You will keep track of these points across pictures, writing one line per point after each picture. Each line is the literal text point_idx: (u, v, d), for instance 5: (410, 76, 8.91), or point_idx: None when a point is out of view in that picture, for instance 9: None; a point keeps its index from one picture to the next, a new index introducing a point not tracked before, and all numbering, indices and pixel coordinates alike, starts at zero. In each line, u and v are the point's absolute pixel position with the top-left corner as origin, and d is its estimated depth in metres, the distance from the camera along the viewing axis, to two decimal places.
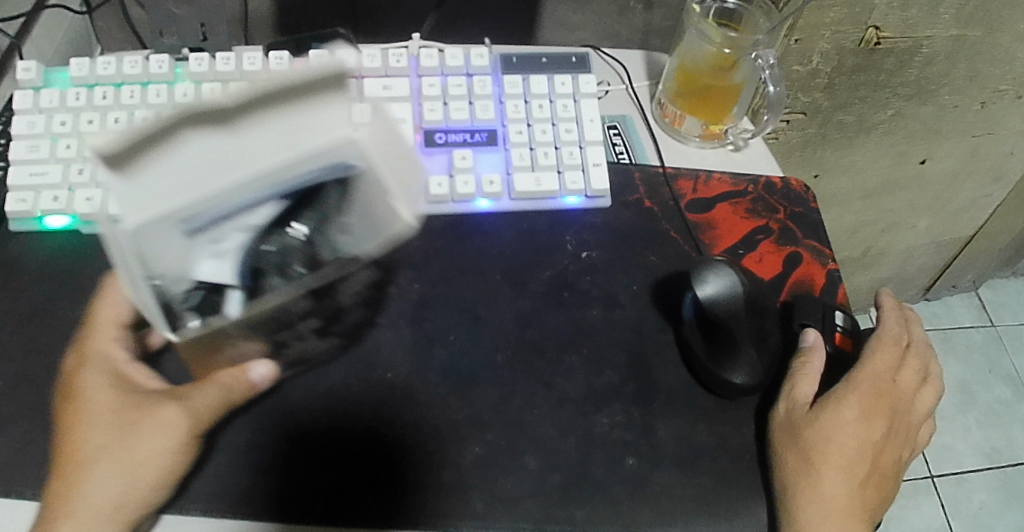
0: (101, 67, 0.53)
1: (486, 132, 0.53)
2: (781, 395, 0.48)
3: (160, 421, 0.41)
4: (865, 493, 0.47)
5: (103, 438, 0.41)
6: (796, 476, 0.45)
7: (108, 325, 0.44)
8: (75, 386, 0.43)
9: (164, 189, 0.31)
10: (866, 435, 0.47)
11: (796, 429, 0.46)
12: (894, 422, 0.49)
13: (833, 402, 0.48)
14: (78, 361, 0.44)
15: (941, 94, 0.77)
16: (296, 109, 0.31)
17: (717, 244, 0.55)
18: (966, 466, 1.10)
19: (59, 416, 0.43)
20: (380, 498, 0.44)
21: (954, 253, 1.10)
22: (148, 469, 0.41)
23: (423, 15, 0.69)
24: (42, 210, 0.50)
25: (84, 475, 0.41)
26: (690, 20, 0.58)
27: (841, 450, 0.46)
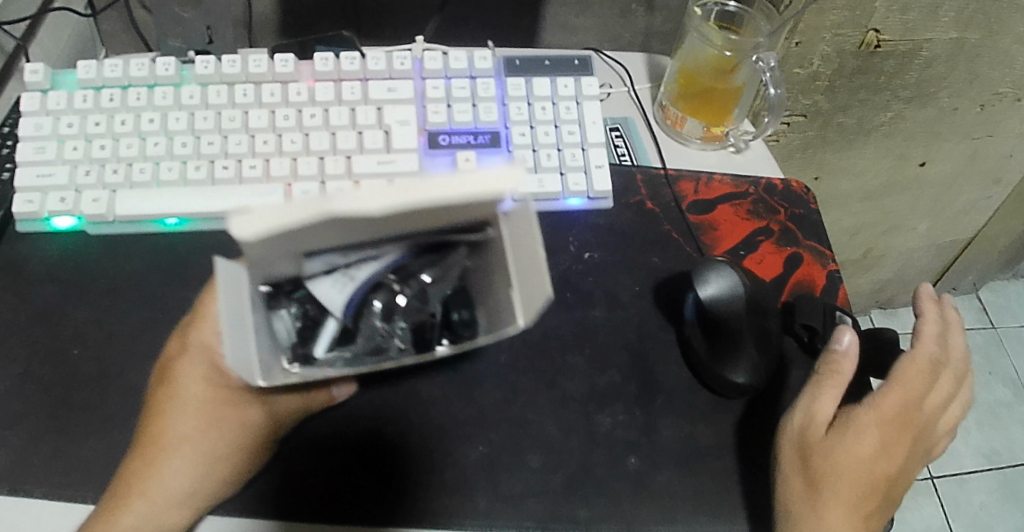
0: (108, 69, 0.53)
1: (489, 134, 0.53)
2: (799, 407, 0.46)
3: (247, 423, 0.43)
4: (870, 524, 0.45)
5: (190, 427, 0.43)
6: (797, 501, 0.43)
7: (212, 317, 0.43)
8: (173, 373, 0.43)
9: (309, 237, 0.33)
10: (880, 462, 0.45)
11: (807, 451, 0.44)
12: (913, 447, 0.47)
13: (852, 426, 0.45)
14: (179, 348, 0.44)
15: (941, 97, 0.77)
16: (450, 207, 0.32)
17: (719, 245, 0.56)
18: (966, 467, 1.11)
19: (150, 399, 0.44)
20: (381, 493, 0.44)
21: (954, 255, 1.10)
22: (223, 465, 0.43)
23: (426, 17, 0.70)
24: (49, 211, 0.50)
25: (167, 460, 0.42)
26: (692, 24, 0.59)
27: (853, 481, 0.44)
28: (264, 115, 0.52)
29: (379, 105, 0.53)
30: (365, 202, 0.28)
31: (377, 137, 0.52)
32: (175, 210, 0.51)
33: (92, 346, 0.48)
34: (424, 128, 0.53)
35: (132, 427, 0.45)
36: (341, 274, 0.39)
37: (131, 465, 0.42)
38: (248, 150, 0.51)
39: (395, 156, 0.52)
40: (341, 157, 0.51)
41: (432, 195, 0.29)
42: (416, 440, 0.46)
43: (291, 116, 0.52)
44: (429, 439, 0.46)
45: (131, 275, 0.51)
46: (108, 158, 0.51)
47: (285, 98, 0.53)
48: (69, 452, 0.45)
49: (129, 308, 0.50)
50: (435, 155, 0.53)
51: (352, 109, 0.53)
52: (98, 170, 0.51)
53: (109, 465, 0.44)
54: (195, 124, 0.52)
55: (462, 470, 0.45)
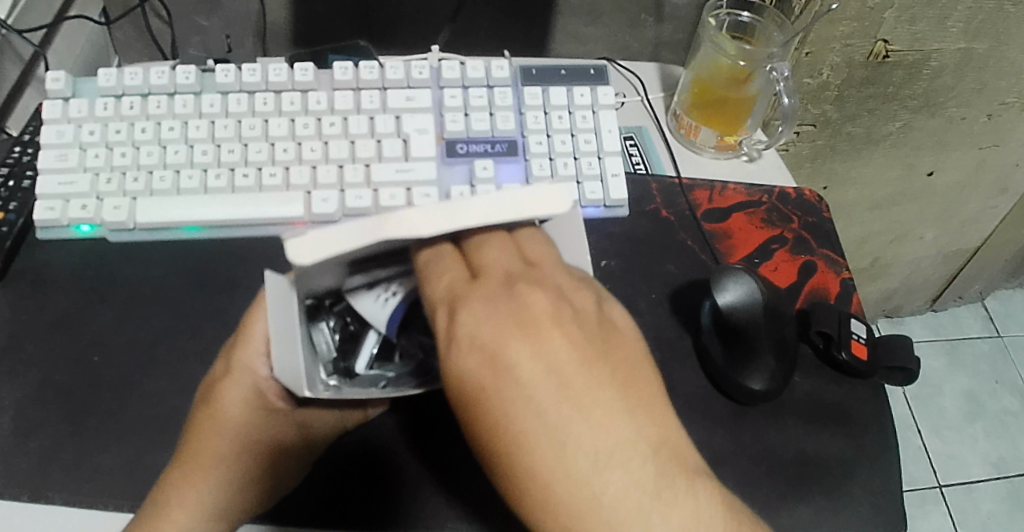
0: (128, 77, 0.53)
1: (506, 143, 0.54)
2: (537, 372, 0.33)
3: (285, 443, 0.44)
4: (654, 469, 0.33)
5: (229, 448, 0.43)
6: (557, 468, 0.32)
7: (257, 341, 0.43)
8: (215, 395, 0.43)
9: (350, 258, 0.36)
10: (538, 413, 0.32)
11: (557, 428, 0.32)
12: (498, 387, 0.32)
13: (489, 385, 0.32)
14: (225, 369, 0.43)
15: (949, 106, 0.78)
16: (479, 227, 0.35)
17: (734, 253, 0.56)
18: (974, 475, 1.11)
19: (194, 418, 0.43)
20: (389, 496, 0.44)
21: (961, 264, 1.11)
22: (258, 484, 0.43)
23: (438, 27, 0.71)
24: (71, 218, 0.51)
25: (209, 478, 0.42)
26: (707, 34, 0.59)
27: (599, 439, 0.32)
28: (283, 123, 0.53)
29: (397, 114, 0.54)
30: (418, 224, 0.32)
31: (395, 146, 0.53)
32: (198, 219, 0.51)
33: (112, 352, 0.48)
34: (442, 137, 0.54)
35: (154, 432, 0.46)
36: (382, 290, 0.40)
37: (171, 479, 0.42)
38: (268, 158, 0.52)
39: (414, 164, 0.52)
40: (360, 165, 0.52)
41: (478, 216, 0.33)
42: (421, 442, 0.46)
43: (311, 124, 0.53)
44: (435, 441, 0.46)
45: (152, 282, 0.51)
46: (129, 166, 0.51)
47: (305, 107, 0.54)
48: (91, 457, 0.45)
49: (150, 314, 0.50)
50: (453, 163, 0.53)
51: (370, 118, 0.54)
52: (119, 177, 0.51)
53: (131, 471, 0.45)
54: (215, 132, 0.52)
55: (470, 471, 0.45)
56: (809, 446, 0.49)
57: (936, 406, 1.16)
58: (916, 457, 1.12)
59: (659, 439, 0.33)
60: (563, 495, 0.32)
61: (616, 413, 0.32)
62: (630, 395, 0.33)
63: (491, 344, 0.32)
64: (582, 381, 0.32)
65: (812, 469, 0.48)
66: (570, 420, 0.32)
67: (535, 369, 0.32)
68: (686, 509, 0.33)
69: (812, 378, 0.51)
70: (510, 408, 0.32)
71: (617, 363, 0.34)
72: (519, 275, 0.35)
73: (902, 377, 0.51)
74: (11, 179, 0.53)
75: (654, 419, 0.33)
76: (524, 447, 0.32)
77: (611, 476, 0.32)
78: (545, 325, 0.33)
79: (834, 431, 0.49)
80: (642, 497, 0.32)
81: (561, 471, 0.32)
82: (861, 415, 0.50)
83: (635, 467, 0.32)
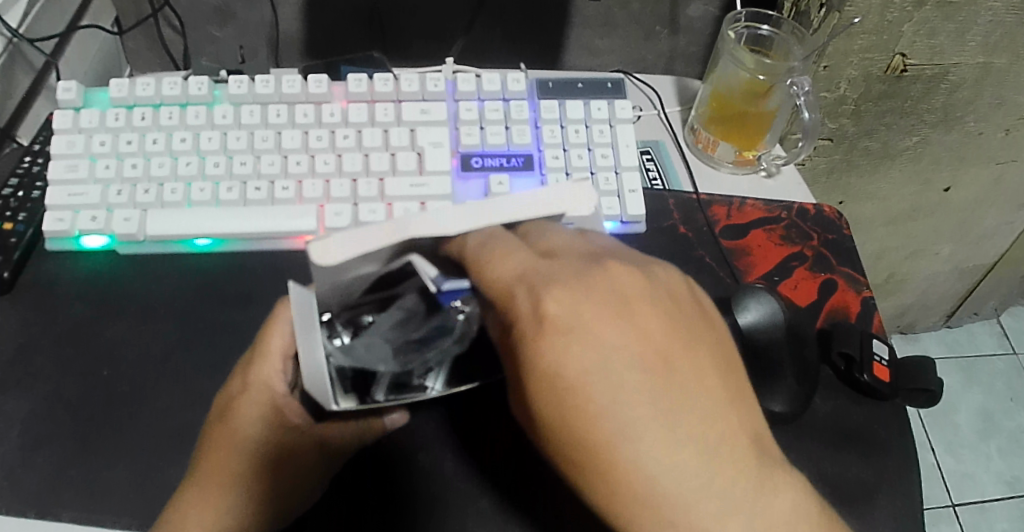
0: (140, 88, 0.53)
1: (522, 157, 0.53)
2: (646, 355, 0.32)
3: (303, 461, 0.43)
4: (757, 466, 0.32)
5: (244, 466, 0.42)
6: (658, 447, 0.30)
7: (273, 356, 0.43)
8: (231, 411, 0.43)
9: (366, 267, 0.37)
10: (637, 388, 0.31)
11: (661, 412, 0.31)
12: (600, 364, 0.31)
13: (582, 348, 0.31)
14: (241, 386, 0.43)
15: (967, 121, 0.77)
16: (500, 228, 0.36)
17: (754, 270, 0.55)
18: (989, 494, 1.09)
19: (208, 434, 0.43)
20: (414, 503, 0.44)
21: (976, 279, 1.09)
22: (276, 500, 0.42)
23: (452, 39, 0.70)
24: (80, 230, 0.50)
25: (227, 492, 0.42)
26: (726, 48, 0.58)
27: (699, 423, 0.31)
28: (297, 136, 0.52)
29: (412, 127, 0.53)
30: (443, 223, 0.33)
31: (410, 159, 0.52)
32: (217, 232, 0.50)
33: (121, 367, 0.48)
34: (456, 150, 0.53)
35: (163, 449, 0.45)
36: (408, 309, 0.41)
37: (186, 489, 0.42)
38: (281, 171, 0.51)
39: (427, 179, 0.51)
40: (374, 179, 0.51)
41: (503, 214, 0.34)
42: (442, 449, 0.45)
43: (325, 137, 0.52)
44: (454, 458, 0.45)
45: (163, 294, 0.50)
46: (140, 177, 0.51)
47: (319, 119, 0.53)
48: (99, 474, 0.44)
49: (160, 329, 0.49)
50: (467, 178, 0.52)
51: (384, 131, 0.53)
52: (129, 189, 0.51)
53: (140, 487, 0.44)
54: (228, 144, 0.51)
55: (488, 492, 0.44)
56: (830, 469, 0.47)
57: (951, 423, 1.15)
58: (931, 475, 1.10)
59: (756, 432, 0.33)
60: (666, 487, 0.30)
61: (714, 400, 0.32)
62: (726, 383, 0.33)
63: (588, 321, 0.32)
64: (681, 364, 0.32)
65: (832, 494, 0.46)
66: (678, 403, 0.31)
67: (636, 351, 0.32)
68: (788, 508, 0.32)
69: (833, 399, 0.50)
70: (608, 383, 0.31)
71: (709, 351, 0.34)
72: (600, 257, 0.35)
73: (924, 400, 0.50)
74: (21, 190, 0.52)
75: (742, 409, 0.33)
76: (629, 435, 0.30)
77: (716, 465, 0.31)
78: (640, 306, 0.33)
79: (856, 453, 0.48)
80: (745, 492, 0.31)
81: (663, 457, 0.30)
82: (883, 437, 0.49)
83: (739, 450, 0.32)
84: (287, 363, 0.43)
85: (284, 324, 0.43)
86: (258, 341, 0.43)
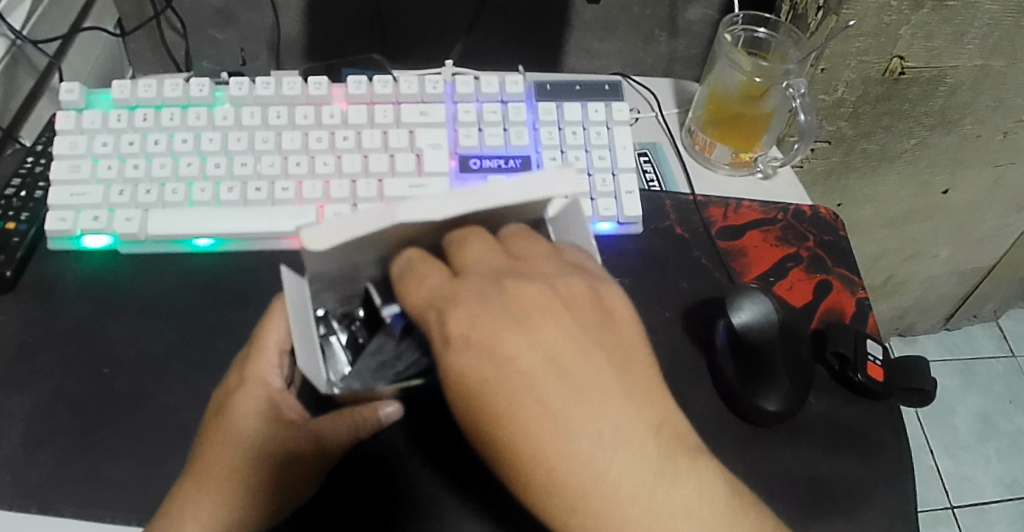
0: (142, 89, 0.53)
1: (520, 158, 0.54)
2: (545, 360, 0.33)
3: (299, 455, 0.43)
4: (660, 452, 0.33)
5: (238, 460, 0.42)
6: (556, 445, 0.32)
7: (270, 352, 0.43)
8: (227, 406, 0.43)
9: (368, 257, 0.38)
10: (532, 391, 0.33)
11: (556, 411, 0.33)
12: (496, 372, 0.33)
13: (478, 357, 0.33)
14: (238, 379, 0.43)
15: (965, 124, 0.77)
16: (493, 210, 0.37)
17: (750, 271, 0.55)
18: (987, 496, 1.09)
19: (205, 429, 0.43)
20: (408, 500, 0.44)
21: (975, 282, 1.09)
22: (270, 495, 0.42)
23: (452, 42, 0.71)
24: (82, 229, 0.51)
25: (221, 485, 0.42)
26: (723, 51, 0.59)
27: (596, 419, 0.33)
28: (297, 137, 0.53)
29: (411, 128, 0.54)
30: (430, 210, 0.34)
31: (408, 160, 0.52)
32: (217, 231, 0.51)
33: (122, 365, 0.48)
34: (454, 151, 0.54)
35: (162, 446, 0.45)
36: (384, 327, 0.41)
37: (183, 487, 0.42)
38: (280, 171, 0.52)
39: (426, 179, 0.52)
40: (373, 180, 0.52)
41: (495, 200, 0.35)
42: (437, 445, 0.46)
43: (324, 138, 0.53)
44: (446, 459, 0.45)
45: (163, 294, 0.51)
46: (141, 178, 0.51)
47: (318, 120, 0.53)
48: (99, 470, 0.44)
49: (160, 327, 0.50)
50: (466, 178, 0.53)
51: (383, 132, 0.53)
52: (131, 189, 0.51)
53: (140, 483, 0.44)
54: (228, 145, 0.52)
55: (480, 493, 0.45)
56: (824, 469, 0.48)
57: (950, 425, 1.15)
58: (929, 477, 1.10)
59: (658, 419, 0.34)
60: (565, 479, 0.32)
61: (612, 395, 0.34)
62: (623, 376, 0.35)
63: (487, 335, 0.33)
64: (578, 365, 0.34)
65: (826, 493, 0.47)
66: (573, 404, 0.33)
67: (531, 358, 0.33)
68: (692, 488, 0.34)
69: (828, 398, 0.51)
70: (503, 390, 0.33)
71: (613, 348, 0.35)
72: (509, 268, 0.36)
73: (918, 400, 0.51)
74: (23, 190, 0.53)
75: (647, 400, 0.34)
76: (525, 434, 0.32)
77: (616, 456, 0.33)
78: (539, 316, 0.35)
79: (850, 453, 0.49)
80: (645, 477, 0.33)
81: (560, 453, 0.32)
82: (876, 436, 0.49)
83: (639, 439, 0.33)
84: (282, 358, 0.44)
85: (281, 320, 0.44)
86: (254, 338, 0.44)
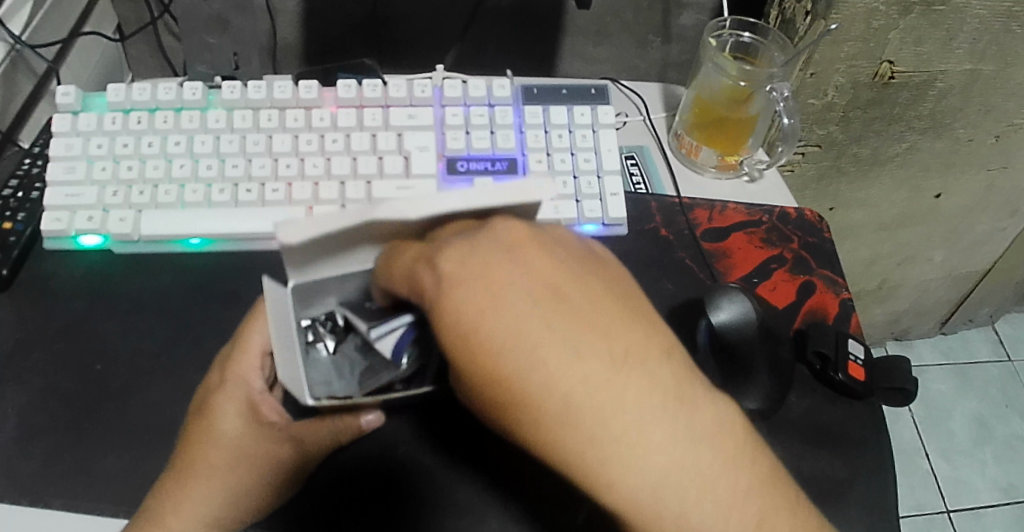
0: (137, 92, 0.54)
1: (506, 160, 0.55)
2: (540, 291, 0.31)
3: (278, 458, 0.44)
4: (675, 374, 0.31)
5: (219, 460, 0.43)
6: (564, 374, 0.30)
7: (252, 353, 0.45)
8: (210, 406, 0.44)
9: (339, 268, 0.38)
10: (534, 320, 0.30)
11: (561, 339, 0.30)
12: (493, 307, 0.30)
13: (470, 288, 0.30)
14: (220, 380, 0.45)
15: (956, 128, 0.78)
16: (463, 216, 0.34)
17: (733, 272, 0.56)
18: (983, 501, 1.09)
19: (188, 429, 0.44)
20: (398, 494, 0.46)
21: (970, 286, 1.10)
22: (251, 496, 0.43)
23: (447, 47, 0.72)
24: (77, 229, 0.52)
25: (202, 485, 0.43)
26: (708, 55, 0.60)
27: (605, 347, 0.30)
28: (287, 140, 0.53)
29: (400, 131, 0.55)
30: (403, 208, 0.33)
31: (397, 162, 0.53)
32: (208, 232, 0.52)
33: (114, 362, 0.49)
34: (442, 154, 0.55)
35: (151, 441, 0.46)
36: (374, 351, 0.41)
37: (169, 487, 0.43)
38: (271, 173, 0.53)
39: (414, 182, 0.53)
40: (361, 182, 0.53)
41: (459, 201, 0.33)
42: (426, 443, 0.47)
43: (314, 141, 0.54)
44: (434, 457, 0.47)
45: (155, 292, 0.52)
46: (135, 180, 0.52)
47: (308, 123, 0.54)
48: (90, 464, 0.45)
49: (152, 325, 0.51)
50: (454, 181, 0.54)
51: (373, 135, 0.54)
52: (125, 191, 0.52)
53: (129, 477, 0.45)
54: (220, 147, 0.53)
55: (467, 488, 0.46)
56: (804, 466, 0.48)
57: (945, 430, 1.15)
58: (924, 481, 1.10)
59: (668, 344, 0.32)
60: (579, 408, 0.29)
61: (618, 322, 0.31)
62: (627, 304, 0.32)
63: (480, 267, 0.31)
64: (578, 295, 0.31)
65: (805, 489, 0.47)
66: (579, 332, 0.30)
67: (528, 285, 0.31)
68: (710, 413, 0.31)
69: (809, 397, 0.51)
70: (504, 322, 0.30)
71: (611, 280, 0.33)
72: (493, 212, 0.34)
73: (900, 399, 0.52)
74: (20, 191, 0.54)
75: (655, 327, 0.32)
76: (533, 364, 0.30)
77: (628, 379, 0.30)
78: (533, 249, 0.32)
79: (830, 451, 0.49)
80: (661, 399, 0.30)
81: (573, 380, 0.30)
82: (857, 435, 0.50)
83: (653, 363, 0.31)
84: (264, 360, 0.46)
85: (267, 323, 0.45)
86: (238, 343, 0.45)
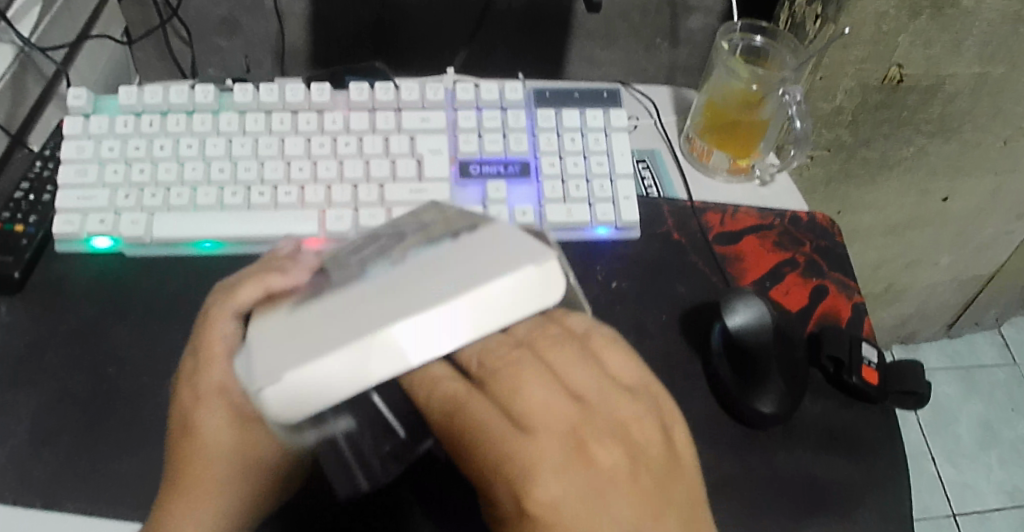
0: (148, 95, 0.54)
1: (519, 164, 0.55)
2: (542, 416, 0.34)
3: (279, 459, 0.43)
4: (654, 491, 0.35)
5: (221, 472, 0.42)
6: (567, 491, 0.33)
7: (217, 358, 0.42)
8: (191, 424, 0.42)
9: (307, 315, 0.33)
10: (537, 442, 0.33)
11: (566, 453, 0.34)
12: (501, 433, 0.33)
13: (478, 409, 0.34)
14: (192, 396, 0.43)
15: (964, 131, 0.78)
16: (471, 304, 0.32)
17: (745, 275, 0.56)
18: (989, 504, 1.09)
19: (177, 448, 0.43)
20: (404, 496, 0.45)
21: (976, 290, 1.10)
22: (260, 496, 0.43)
23: (456, 50, 0.71)
24: (88, 232, 0.52)
25: (210, 497, 0.42)
26: (719, 58, 0.60)
27: (599, 463, 0.34)
28: (300, 142, 0.53)
29: (412, 135, 0.55)
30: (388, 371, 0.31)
31: (409, 166, 0.53)
32: (220, 234, 0.52)
33: (126, 365, 0.49)
34: (455, 157, 0.55)
35: (163, 445, 0.46)
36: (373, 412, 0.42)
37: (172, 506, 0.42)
38: (284, 177, 0.53)
39: (427, 185, 0.53)
40: (374, 185, 0.53)
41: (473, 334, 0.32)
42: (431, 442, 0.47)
43: (327, 144, 0.53)
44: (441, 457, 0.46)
45: (166, 294, 0.52)
46: (147, 182, 0.52)
47: (321, 126, 0.54)
48: (103, 468, 0.45)
49: (163, 328, 0.51)
50: (466, 185, 0.54)
51: (385, 138, 0.54)
52: (137, 193, 0.52)
53: (142, 481, 0.45)
54: (232, 150, 0.53)
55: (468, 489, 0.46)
56: (818, 471, 0.48)
57: (951, 433, 1.15)
58: (931, 484, 1.10)
59: (650, 456, 0.36)
60: (579, 525, 0.33)
61: (609, 443, 0.35)
62: (619, 420, 0.36)
63: (500, 392, 0.34)
64: (576, 415, 0.34)
65: (819, 493, 0.47)
66: (578, 453, 0.34)
67: (536, 406, 0.34)
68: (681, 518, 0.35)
69: (823, 401, 0.51)
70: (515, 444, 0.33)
71: (605, 401, 0.36)
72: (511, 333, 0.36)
73: (913, 402, 0.52)
74: (32, 193, 0.54)
75: (638, 438, 0.36)
76: (538, 480, 0.33)
77: (617, 500, 0.34)
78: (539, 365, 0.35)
79: (843, 455, 0.49)
80: (645, 515, 0.34)
81: (570, 498, 0.33)
82: (872, 438, 0.50)
83: (638, 482, 0.35)
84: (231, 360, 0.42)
85: (219, 326, 0.42)
86: (200, 344, 0.43)
